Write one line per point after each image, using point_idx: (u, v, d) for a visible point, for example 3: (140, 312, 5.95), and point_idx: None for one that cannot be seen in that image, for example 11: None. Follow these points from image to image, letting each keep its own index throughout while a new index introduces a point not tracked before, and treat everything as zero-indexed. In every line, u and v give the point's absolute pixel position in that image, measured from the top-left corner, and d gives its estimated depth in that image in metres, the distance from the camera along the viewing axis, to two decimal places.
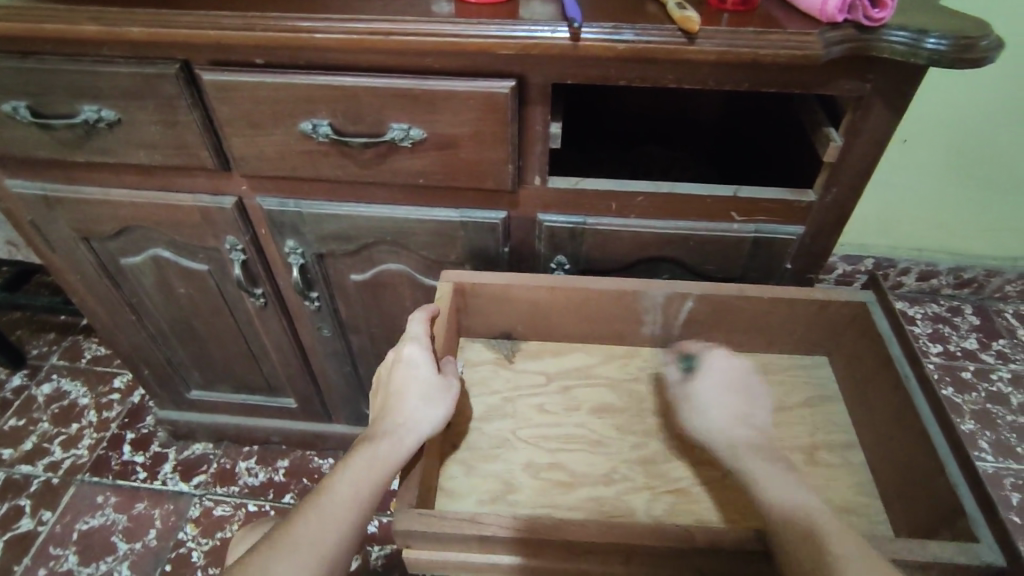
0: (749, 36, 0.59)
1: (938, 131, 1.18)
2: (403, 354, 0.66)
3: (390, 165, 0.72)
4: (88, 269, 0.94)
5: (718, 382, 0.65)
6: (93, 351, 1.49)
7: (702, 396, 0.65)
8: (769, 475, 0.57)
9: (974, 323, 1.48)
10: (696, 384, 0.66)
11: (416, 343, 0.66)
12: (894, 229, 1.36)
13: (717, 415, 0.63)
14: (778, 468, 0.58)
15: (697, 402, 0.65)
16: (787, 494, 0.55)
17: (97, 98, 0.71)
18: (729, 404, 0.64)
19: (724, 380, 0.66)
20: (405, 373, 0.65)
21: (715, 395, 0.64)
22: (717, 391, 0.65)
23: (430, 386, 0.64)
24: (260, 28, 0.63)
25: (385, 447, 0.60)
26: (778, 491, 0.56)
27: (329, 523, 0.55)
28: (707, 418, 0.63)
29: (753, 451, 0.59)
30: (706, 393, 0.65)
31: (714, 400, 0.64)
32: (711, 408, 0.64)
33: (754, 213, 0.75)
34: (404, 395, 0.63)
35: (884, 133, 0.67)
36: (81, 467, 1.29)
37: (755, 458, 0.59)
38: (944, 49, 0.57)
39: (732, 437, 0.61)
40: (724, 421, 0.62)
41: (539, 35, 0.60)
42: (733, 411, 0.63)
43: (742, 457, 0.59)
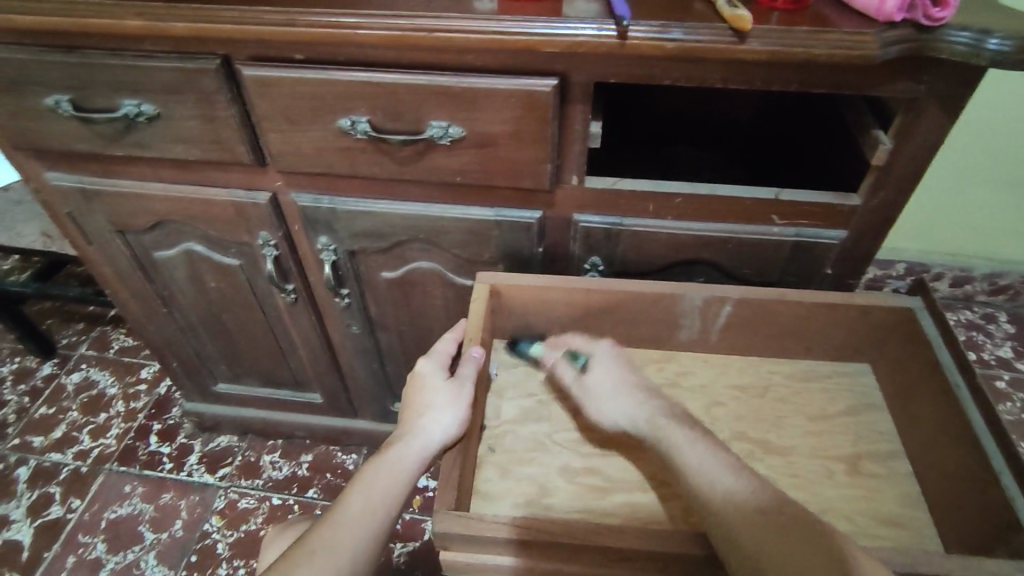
0: (801, 35, 0.57)
1: (978, 134, 1.15)
2: (416, 368, 0.68)
3: (427, 163, 0.72)
4: (122, 261, 0.95)
5: (603, 367, 0.66)
6: (121, 342, 1.51)
7: (595, 386, 0.66)
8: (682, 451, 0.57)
9: (1009, 331, 1.44)
10: (588, 376, 0.67)
11: (426, 358, 0.68)
12: (927, 234, 1.33)
13: (617, 405, 0.64)
14: (676, 430, 0.59)
15: (596, 396, 0.66)
16: (689, 454, 0.57)
17: (137, 92, 0.71)
18: (624, 385, 0.65)
19: (611, 366, 0.67)
20: (416, 384, 0.66)
21: (610, 384, 0.65)
22: (609, 376, 0.66)
23: (441, 390, 0.64)
24: (301, 24, 0.62)
25: (400, 453, 0.60)
26: (686, 456, 0.57)
27: (347, 533, 0.56)
28: (609, 409, 0.65)
29: (651, 423, 0.61)
30: (599, 383, 0.66)
31: (606, 389, 0.65)
32: (612, 397, 0.65)
33: (796, 217, 0.73)
34: (416, 402, 0.64)
35: (937, 136, 0.65)
36: (109, 456, 1.31)
37: (657, 429, 0.60)
38: (1008, 50, 0.55)
39: (636, 418, 0.62)
40: (625, 405, 0.63)
41: (585, 33, 0.59)
42: (628, 389, 0.64)
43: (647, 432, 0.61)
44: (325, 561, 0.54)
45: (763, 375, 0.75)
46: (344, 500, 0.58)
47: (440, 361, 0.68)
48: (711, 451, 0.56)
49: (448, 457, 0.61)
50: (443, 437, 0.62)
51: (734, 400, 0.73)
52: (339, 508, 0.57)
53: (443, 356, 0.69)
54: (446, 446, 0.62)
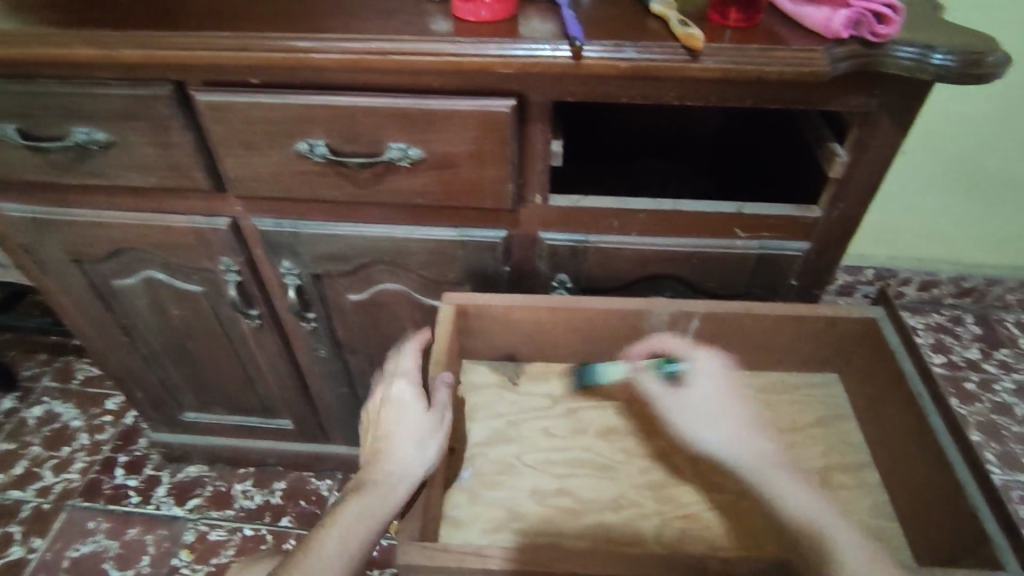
0: (754, 52, 0.58)
1: (936, 142, 1.18)
2: (395, 392, 0.66)
3: (388, 186, 0.71)
4: (80, 291, 0.92)
5: (713, 382, 0.64)
6: (85, 372, 1.47)
7: (688, 399, 0.63)
8: (793, 494, 0.55)
9: (976, 333, 1.46)
10: (683, 393, 0.64)
11: (404, 382, 0.66)
12: (893, 240, 1.36)
13: (713, 423, 0.61)
14: (778, 460, 0.58)
15: (693, 413, 0.62)
16: (779, 474, 0.56)
17: (89, 120, 0.70)
18: (728, 405, 0.62)
19: (714, 385, 0.64)
20: (391, 411, 0.64)
21: (711, 403, 0.63)
22: (712, 396, 0.63)
23: (422, 421, 0.62)
24: (255, 49, 0.61)
25: (382, 491, 0.58)
26: (788, 494, 0.55)
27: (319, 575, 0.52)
28: (705, 427, 0.61)
29: (747, 438, 0.60)
30: (700, 401, 0.63)
31: (704, 406, 0.63)
32: (706, 415, 0.62)
33: (758, 230, 0.74)
34: (393, 431, 0.62)
35: (889, 148, 0.66)
36: (73, 492, 1.27)
37: (749, 447, 0.59)
38: (951, 64, 0.56)
39: (738, 440, 0.60)
40: (726, 424, 0.61)
41: (540, 54, 0.59)
42: (731, 404, 0.62)
43: (739, 446, 0.59)
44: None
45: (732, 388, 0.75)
46: (317, 537, 0.55)
47: (413, 386, 0.66)
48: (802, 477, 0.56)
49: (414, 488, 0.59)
50: (425, 472, 0.60)
51: None
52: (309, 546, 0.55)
53: (413, 379, 0.67)
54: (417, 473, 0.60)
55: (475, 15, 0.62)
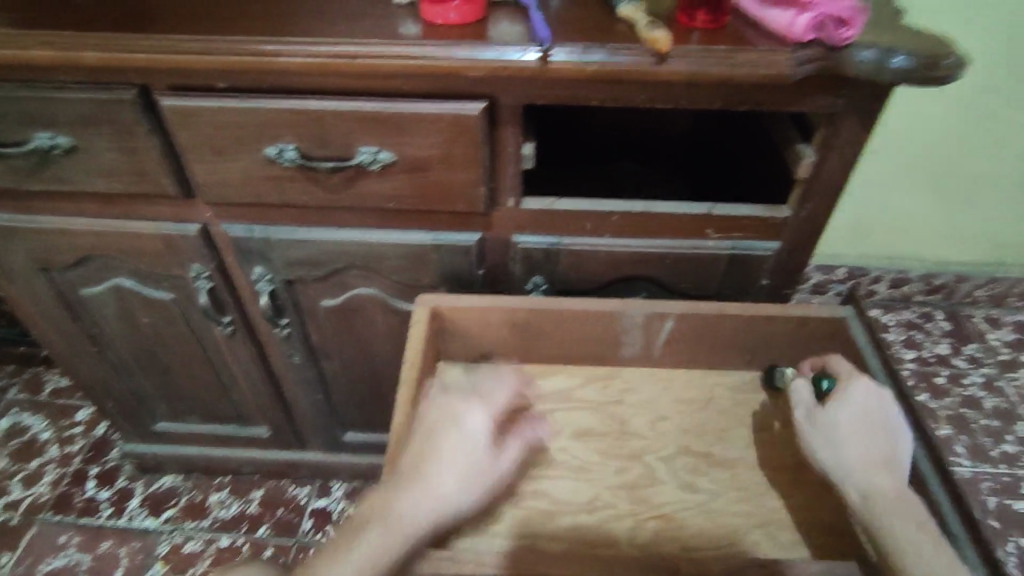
0: (720, 55, 0.58)
1: (904, 142, 1.20)
2: (466, 422, 0.62)
3: (359, 191, 0.71)
4: (46, 299, 0.90)
5: (864, 403, 0.60)
6: (55, 383, 1.43)
7: (832, 418, 0.59)
8: (913, 544, 0.53)
9: (946, 328, 1.48)
10: (825, 412, 0.60)
11: (482, 414, 0.63)
12: (864, 238, 1.38)
13: (850, 450, 0.58)
14: (909, 507, 0.55)
15: (830, 433, 0.59)
16: (893, 511, 0.54)
17: (50, 125, 0.68)
18: (871, 435, 0.59)
19: (863, 407, 0.60)
20: (455, 439, 0.61)
21: (851, 428, 0.59)
22: (855, 423, 0.59)
23: (477, 467, 0.61)
24: (220, 53, 0.61)
25: (422, 517, 0.57)
26: (910, 544, 0.53)
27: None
28: (837, 450, 0.58)
29: (880, 468, 0.57)
30: (840, 424, 0.59)
31: (850, 429, 0.59)
32: (844, 437, 0.58)
33: (729, 231, 0.75)
34: (445, 464, 0.59)
35: (854, 149, 0.67)
36: (42, 506, 1.23)
37: (874, 477, 0.56)
38: (911, 67, 0.57)
39: (869, 474, 0.56)
40: (862, 455, 0.57)
41: (509, 57, 0.59)
42: (875, 431, 0.59)
43: (868, 476, 0.56)
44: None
45: (706, 387, 0.75)
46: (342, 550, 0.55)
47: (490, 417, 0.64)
48: (925, 521, 0.54)
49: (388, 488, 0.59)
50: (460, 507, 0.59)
51: (679, 414, 0.73)
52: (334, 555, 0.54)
53: (491, 406, 0.64)
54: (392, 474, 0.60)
55: (444, 19, 0.62)
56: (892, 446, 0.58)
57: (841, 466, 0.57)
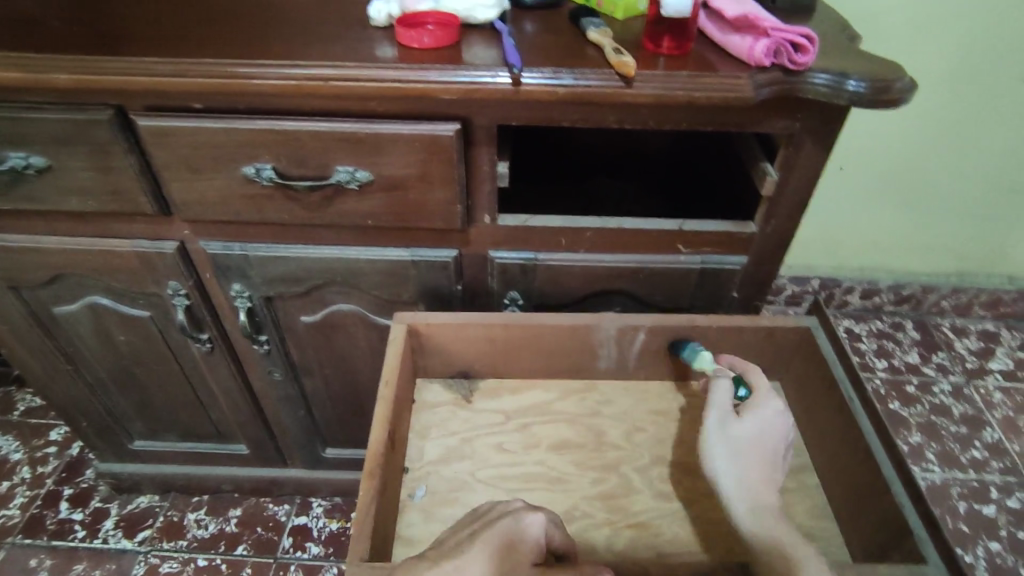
0: (684, 79, 0.61)
1: (868, 158, 1.25)
2: (518, 516, 0.55)
3: (337, 208, 0.72)
4: (19, 319, 0.89)
5: (771, 418, 0.65)
6: (27, 403, 1.41)
7: (738, 430, 0.64)
8: (781, 537, 0.57)
9: (915, 337, 1.53)
10: (734, 422, 0.64)
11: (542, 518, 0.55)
12: (835, 251, 1.42)
13: (743, 462, 0.62)
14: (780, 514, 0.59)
15: (731, 442, 0.63)
16: (769, 517, 0.59)
17: (24, 144, 0.68)
18: (763, 455, 0.63)
19: (767, 424, 0.65)
20: (502, 530, 0.53)
21: (750, 443, 0.63)
22: (753, 437, 0.64)
23: (529, 567, 0.52)
24: (198, 75, 0.62)
25: None
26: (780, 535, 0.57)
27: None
28: (730, 457, 0.62)
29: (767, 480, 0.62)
30: (742, 436, 0.63)
31: (749, 440, 0.63)
32: (743, 450, 0.63)
33: (699, 246, 0.77)
34: (484, 554, 0.51)
35: (815, 167, 0.70)
36: (12, 529, 1.21)
37: (760, 489, 0.61)
38: (864, 91, 0.60)
39: (755, 484, 0.61)
40: (751, 468, 0.62)
41: (481, 80, 0.61)
42: (770, 446, 0.64)
43: (756, 488, 0.61)
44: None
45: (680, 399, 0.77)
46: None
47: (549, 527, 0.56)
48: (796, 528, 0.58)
49: (365, 501, 0.58)
50: None
51: (654, 425, 0.74)
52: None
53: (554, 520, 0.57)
54: (371, 486, 0.59)
55: (418, 43, 0.64)
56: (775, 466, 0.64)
57: (725, 471, 0.62)
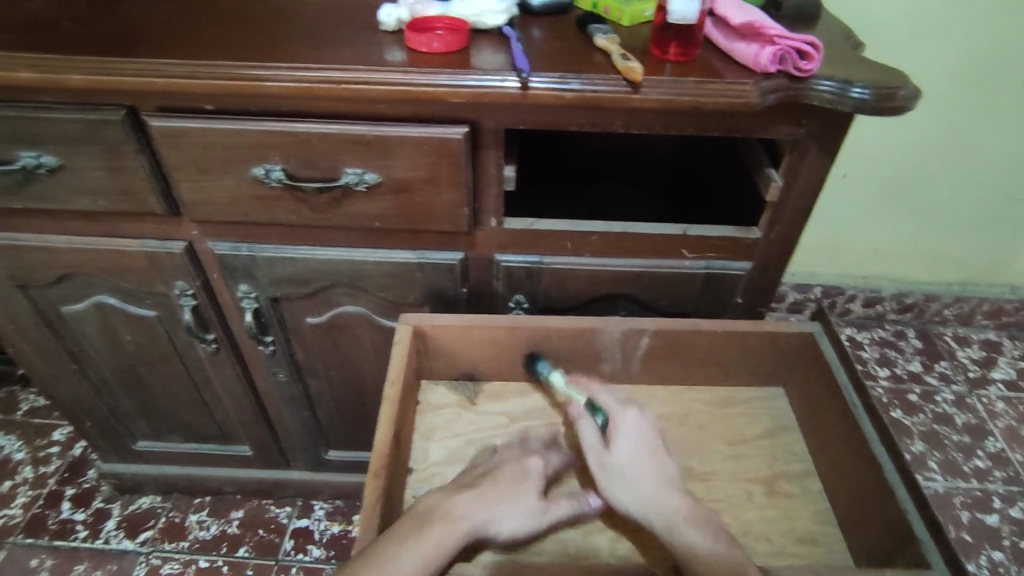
0: (690, 85, 0.62)
1: (870, 166, 1.25)
2: (521, 461, 0.63)
3: (345, 210, 0.72)
4: (26, 318, 0.90)
5: (639, 429, 0.63)
6: (31, 403, 1.41)
7: (616, 464, 0.61)
8: (696, 538, 0.56)
9: (917, 346, 1.53)
10: (609, 457, 0.61)
11: (540, 459, 0.64)
12: (838, 259, 1.42)
13: (636, 486, 0.59)
14: (689, 513, 0.58)
15: (617, 476, 0.60)
16: (683, 524, 0.57)
17: (37, 144, 0.69)
18: (654, 468, 0.61)
19: (636, 441, 0.62)
20: (513, 475, 0.61)
21: (632, 468, 0.60)
22: (635, 458, 0.61)
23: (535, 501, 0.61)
24: (210, 77, 0.62)
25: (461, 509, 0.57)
26: (695, 537, 0.56)
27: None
28: (625, 490, 0.59)
29: (665, 486, 0.59)
30: (623, 465, 0.61)
31: (631, 464, 0.61)
32: (629, 477, 0.60)
33: (704, 251, 0.78)
34: (500, 486, 0.60)
35: (820, 174, 0.71)
36: (14, 529, 1.21)
37: (663, 497, 0.59)
38: (868, 98, 0.61)
39: (656, 500, 0.58)
40: (645, 486, 0.59)
41: (490, 85, 0.62)
42: (654, 455, 0.62)
43: (659, 503, 0.58)
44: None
45: (684, 403, 0.77)
46: (394, 548, 0.53)
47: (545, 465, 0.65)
48: (711, 523, 0.57)
49: (372, 498, 0.58)
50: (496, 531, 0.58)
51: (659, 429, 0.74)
52: (383, 556, 0.53)
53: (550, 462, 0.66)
54: (376, 486, 0.59)
55: (428, 47, 0.65)
56: (669, 470, 0.61)
57: (628, 503, 0.59)
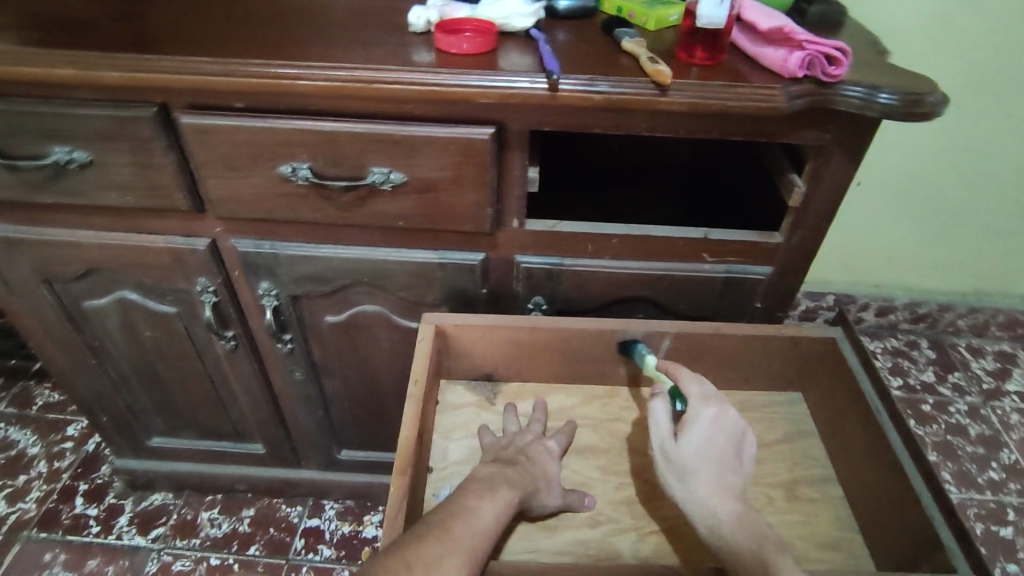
0: (717, 89, 0.62)
1: (887, 173, 1.25)
2: (543, 440, 0.70)
3: (369, 209, 0.73)
4: (49, 312, 0.91)
5: (715, 427, 0.62)
6: (46, 398, 1.42)
7: (683, 450, 0.60)
8: (743, 544, 0.54)
9: (931, 356, 1.53)
10: (679, 441, 0.61)
11: (558, 436, 0.71)
12: (852, 267, 1.42)
13: (696, 478, 0.59)
14: (744, 519, 0.56)
15: (682, 462, 0.60)
16: (732, 527, 0.56)
17: (68, 139, 0.70)
18: (720, 465, 0.60)
19: (711, 434, 0.62)
20: (541, 454, 0.68)
21: (699, 457, 0.60)
22: (704, 450, 0.61)
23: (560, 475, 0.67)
24: (241, 74, 0.63)
25: (514, 475, 0.62)
26: (743, 542, 0.54)
27: (474, 536, 0.54)
28: (684, 479, 0.59)
29: (722, 488, 0.58)
30: (692, 453, 0.60)
31: (699, 454, 0.60)
32: (692, 467, 0.59)
33: (725, 255, 0.78)
34: (536, 460, 0.66)
35: (844, 180, 0.71)
36: (28, 523, 1.21)
37: (720, 498, 0.58)
38: (896, 103, 0.61)
39: (711, 498, 0.58)
40: (707, 481, 0.59)
41: (519, 86, 0.62)
42: (724, 454, 0.61)
43: (713, 501, 0.57)
44: (448, 543, 0.52)
45: None
46: (476, 500, 0.56)
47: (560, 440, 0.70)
48: (763, 529, 0.55)
49: (399, 491, 0.59)
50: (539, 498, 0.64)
51: None
52: (466, 508, 0.56)
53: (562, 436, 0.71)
54: (402, 483, 0.59)
55: (456, 48, 0.65)
56: (736, 472, 0.60)
57: (683, 492, 0.59)
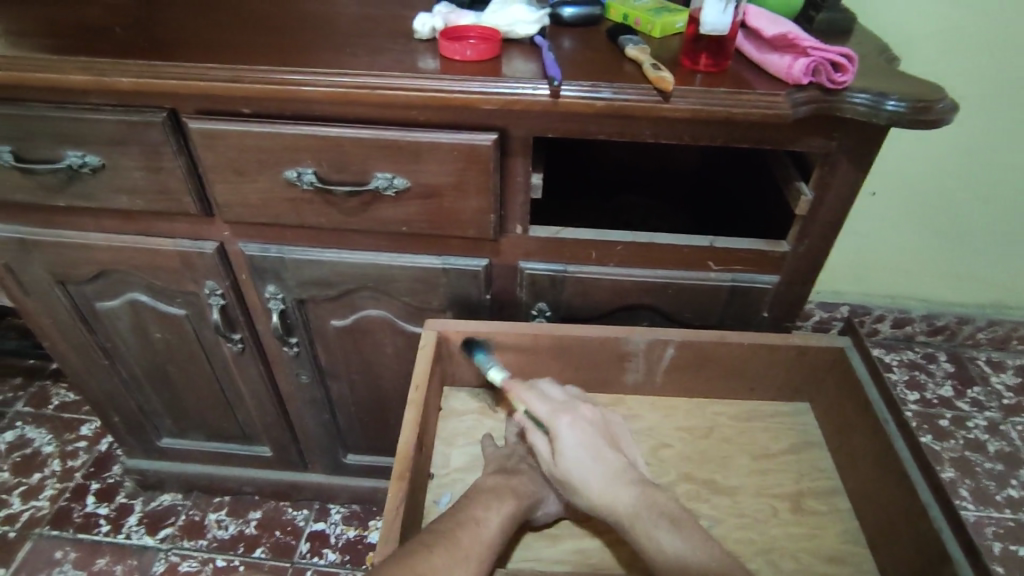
0: (721, 96, 0.61)
1: (900, 183, 1.23)
2: None
3: (373, 215, 0.73)
4: (63, 312, 0.92)
5: (576, 428, 0.63)
6: (61, 397, 1.45)
7: (565, 472, 0.61)
8: (649, 528, 0.55)
9: (949, 370, 1.49)
10: (558, 464, 0.62)
11: None
12: (866, 277, 1.40)
13: (588, 488, 0.60)
14: (644, 503, 0.57)
15: (571, 481, 0.61)
16: (635, 517, 0.56)
17: (81, 144, 0.71)
18: (600, 465, 0.61)
19: (578, 442, 0.62)
20: None
21: (580, 470, 0.60)
22: (581, 458, 0.61)
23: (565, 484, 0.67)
24: (248, 80, 0.64)
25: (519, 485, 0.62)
26: (650, 527, 0.55)
27: (480, 545, 0.54)
28: (580, 495, 0.60)
29: (610, 482, 0.59)
30: (573, 469, 0.61)
31: (578, 465, 0.61)
32: (580, 481, 0.60)
33: (731, 264, 0.77)
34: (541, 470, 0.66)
35: (852, 188, 0.70)
36: (41, 520, 1.23)
37: (615, 493, 0.58)
38: (903, 110, 0.60)
39: (608, 499, 0.58)
40: (596, 486, 0.59)
41: (521, 92, 0.63)
42: (598, 451, 0.62)
43: (610, 501, 0.58)
44: (456, 553, 0.52)
45: (708, 417, 0.76)
46: (482, 510, 0.57)
47: None
48: (660, 507, 0.56)
49: (396, 495, 0.59)
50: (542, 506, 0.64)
51: (682, 441, 0.73)
52: (472, 517, 0.56)
53: None
54: (401, 487, 0.59)
55: (460, 55, 0.66)
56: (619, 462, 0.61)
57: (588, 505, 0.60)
